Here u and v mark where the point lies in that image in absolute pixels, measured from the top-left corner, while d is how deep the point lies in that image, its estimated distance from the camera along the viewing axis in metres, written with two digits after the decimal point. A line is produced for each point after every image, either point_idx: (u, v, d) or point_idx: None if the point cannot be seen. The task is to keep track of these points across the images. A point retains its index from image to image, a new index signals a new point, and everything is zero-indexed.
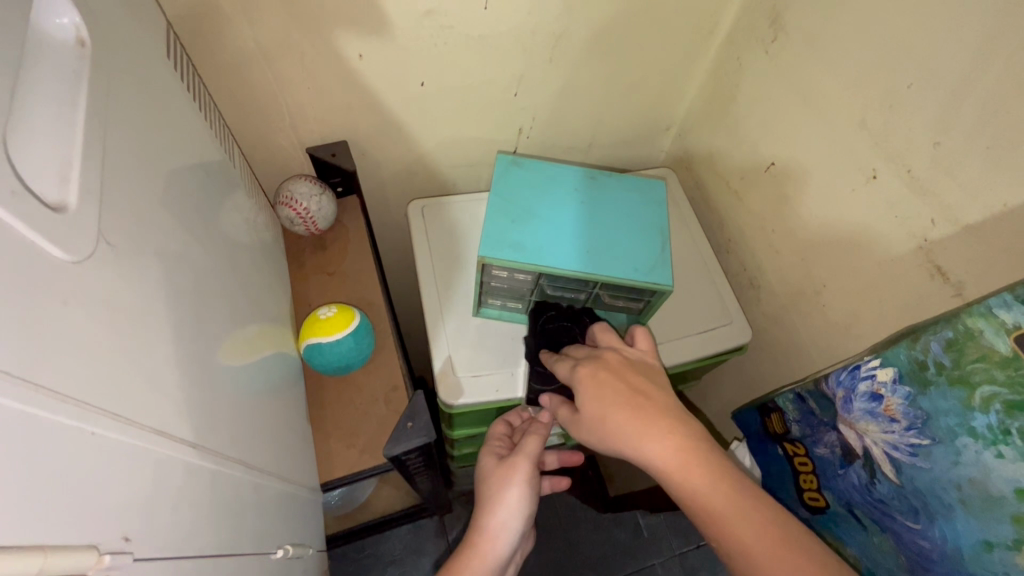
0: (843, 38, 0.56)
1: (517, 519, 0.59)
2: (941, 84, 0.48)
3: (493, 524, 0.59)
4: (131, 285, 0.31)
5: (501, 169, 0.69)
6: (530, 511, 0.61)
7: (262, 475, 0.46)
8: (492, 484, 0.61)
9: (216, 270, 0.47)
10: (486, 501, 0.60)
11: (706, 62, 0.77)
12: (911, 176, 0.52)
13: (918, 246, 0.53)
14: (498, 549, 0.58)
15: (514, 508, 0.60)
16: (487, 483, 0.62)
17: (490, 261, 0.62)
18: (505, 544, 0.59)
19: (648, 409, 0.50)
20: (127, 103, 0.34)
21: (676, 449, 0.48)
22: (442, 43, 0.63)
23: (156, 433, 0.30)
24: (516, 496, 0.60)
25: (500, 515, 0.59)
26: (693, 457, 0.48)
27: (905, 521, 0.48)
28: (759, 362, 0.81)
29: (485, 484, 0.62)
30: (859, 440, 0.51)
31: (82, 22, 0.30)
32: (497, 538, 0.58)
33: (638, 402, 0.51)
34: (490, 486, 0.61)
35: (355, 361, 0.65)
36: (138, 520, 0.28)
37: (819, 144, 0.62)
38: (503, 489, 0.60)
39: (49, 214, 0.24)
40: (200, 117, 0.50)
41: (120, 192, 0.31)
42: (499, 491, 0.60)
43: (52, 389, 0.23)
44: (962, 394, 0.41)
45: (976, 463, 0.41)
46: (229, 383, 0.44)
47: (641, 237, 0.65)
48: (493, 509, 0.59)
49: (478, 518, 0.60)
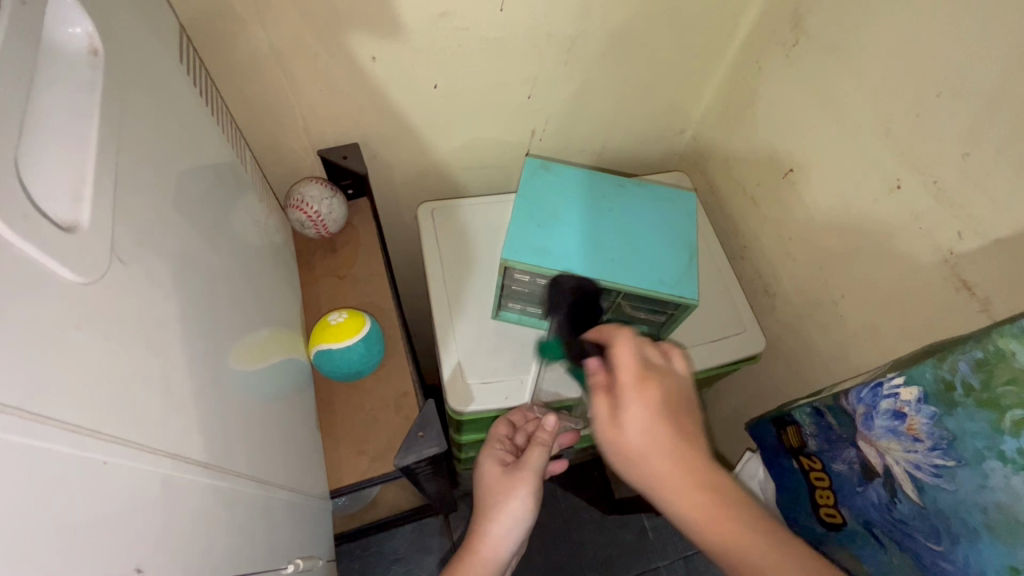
0: (869, 42, 0.55)
1: (517, 529, 0.58)
2: (974, 94, 0.47)
3: (494, 534, 0.57)
4: (144, 304, 0.30)
5: (531, 172, 0.68)
6: (531, 521, 0.60)
7: (271, 488, 0.46)
8: (496, 491, 0.59)
9: (228, 279, 0.46)
10: (487, 509, 0.59)
11: (725, 65, 0.75)
12: (938, 187, 0.51)
13: (943, 259, 0.52)
14: (498, 557, 0.57)
15: (516, 517, 0.58)
16: (489, 490, 0.60)
17: (512, 264, 0.61)
18: (504, 552, 0.57)
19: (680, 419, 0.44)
20: (139, 111, 0.33)
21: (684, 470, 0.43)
22: (456, 45, 0.62)
23: (168, 456, 0.30)
24: (518, 506, 0.58)
25: (501, 524, 0.57)
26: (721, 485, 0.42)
27: (926, 543, 0.47)
28: (772, 370, 0.80)
29: (487, 491, 0.60)
30: (880, 457, 0.50)
31: (95, 30, 0.28)
32: (498, 546, 0.57)
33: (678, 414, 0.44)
34: (492, 494, 0.59)
35: (364, 368, 0.64)
36: (150, 549, 0.28)
37: (840, 152, 0.60)
38: (506, 499, 0.59)
39: (64, 237, 0.23)
40: (211, 120, 0.49)
41: (132, 205, 0.30)
42: (502, 501, 0.58)
43: (64, 421, 0.22)
44: (991, 416, 0.40)
45: (1003, 487, 0.39)
46: (242, 390, 0.44)
47: (668, 248, 0.64)
48: (493, 520, 0.58)
49: (478, 526, 0.58)
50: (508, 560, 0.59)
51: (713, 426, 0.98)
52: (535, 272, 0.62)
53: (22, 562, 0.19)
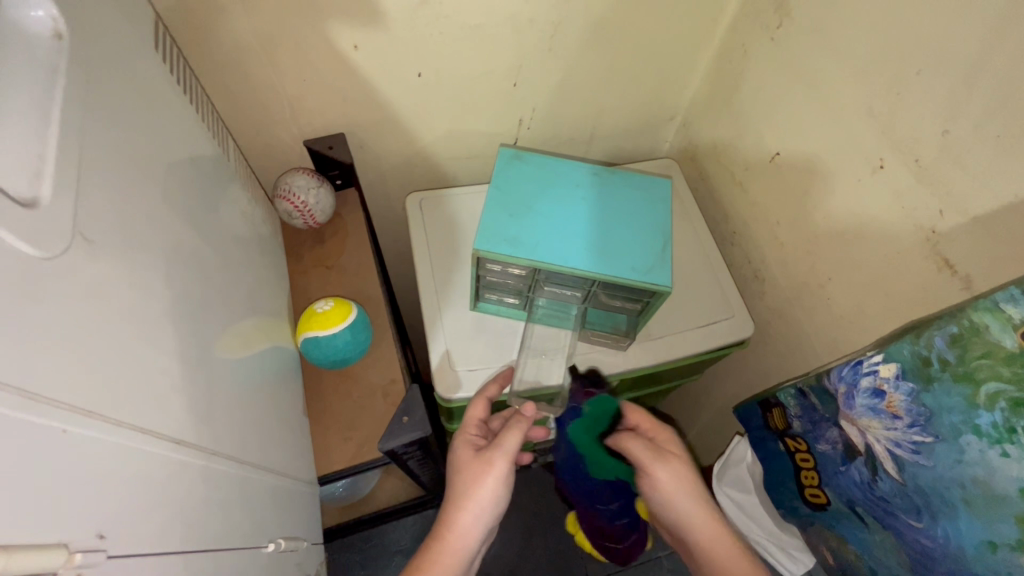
0: (849, 22, 0.55)
1: (485, 517, 0.57)
2: (952, 70, 0.47)
3: (462, 522, 0.56)
4: (115, 281, 0.30)
5: (505, 162, 0.68)
6: (500, 506, 0.59)
7: (255, 469, 0.46)
8: (464, 480, 0.58)
9: (213, 266, 0.47)
10: (455, 496, 0.58)
11: (711, 50, 0.75)
12: (919, 165, 0.51)
13: (926, 238, 0.52)
14: (464, 547, 0.56)
15: (485, 504, 0.57)
16: (458, 476, 0.59)
17: (485, 255, 0.61)
18: (471, 540, 0.57)
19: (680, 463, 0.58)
20: (110, 97, 0.34)
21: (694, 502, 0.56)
22: (437, 33, 0.62)
23: (136, 431, 0.30)
24: (488, 492, 0.57)
25: (469, 512, 0.57)
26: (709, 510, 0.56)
27: (907, 520, 0.47)
28: (763, 355, 0.80)
29: (456, 476, 0.59)
30: (861, 436, 0.50)
31: (58, 13, 0.29)
32: (465, 535, 0.57)
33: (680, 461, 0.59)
34: (460, 481, 0.58)
35: (351, 355, 0.65)
36: (113, 520, 0.27)
37: (823, 133, 0.60)
38: (474, 486, 0.57)
39: (18, 208, 0.23)
40: (192, 110, 0.50)
41: (104, 189, 0.31)
42: (470, 489, 0.57)
43: (20, 386, 0.22)
44: (966, 391, 0.40)
45: (979, 462, 0.40)
46: (228, 376, 0.44)
47: (644, 236, 0.63)
48: (462, 508, 0.57)
49: (445, 513, 0.57)
50: (475, 548, 0.59)
51: (708, 413, 0.99)
52: (509, 262, 0.62)
53: None
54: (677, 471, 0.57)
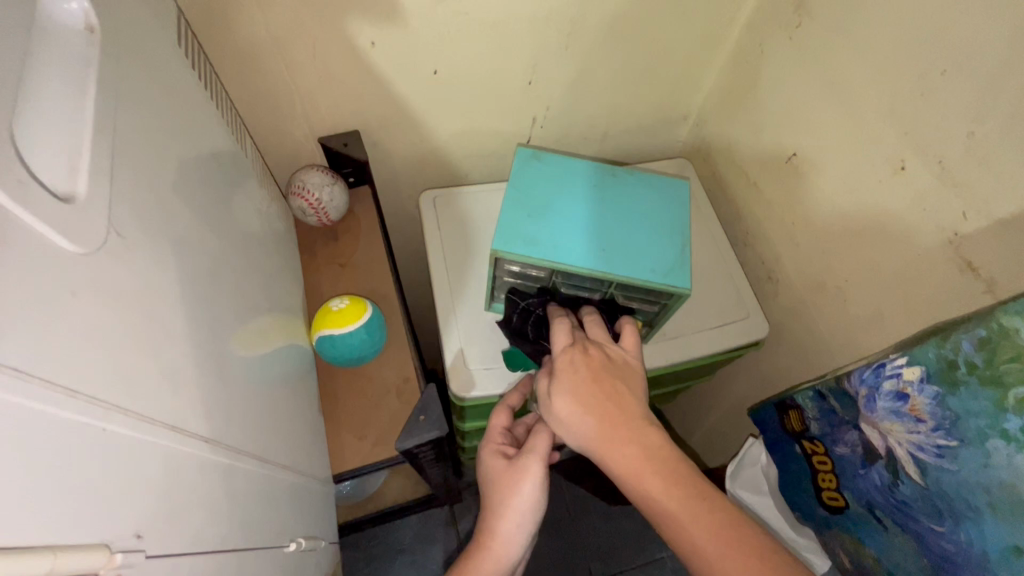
0: (870, 22, 0.54)
1: (526, 524, 0.57)
2: (978, 71, 0.46)
3: (504, 531, 0.57)
4: (142, 278, 0.30)
5: (522, 162, 0.68)
6: (541, 510, 0.59)
7: (273, 466, 0.46)
8: (499, 490, 0.58)
9: (230, 263, 0.46)
10: (494, 507, 0.58)
11: (726, 49, 0.75)
12: (943, 167, 0.50)
13: (948, 240, 0.51)
14: (510, 554, 0.57)
15: (526, 512, 0.57)
16: (494, 486, 0.59)
17: (502, 256, 0.61)
18: (516, 546, 0.57)
19: (606, 408, 0.49)
20: (137, 91, 0.33)
21: (579, 408, 0.49)
22: (455, 29, 0.62)
23: (166, 427, 0.30)
24: (525, 501, 0.57)
25: (509, 521, 0.57)
26: (650, 464, 0.46)
27: (928, 524, 0.47)
28: (776, 357, 0.80)
29: (491, 487, 0.59)
30: (882, 439, 0.49)
31: (91, 7, 0.29)
32: (509, 542, 0.57)
33: (604, 408, 0.49)
34: (496, 492, 0.58)
35: (366, 353, 0.65)
36: (147, 517, 0.27)
37: (843, 134, 0.60)
38: (510, 496, 0.57)
39: (57, 204, 0.23)
40: (211, 104, 0.50)
41: (131, 185, 0.31)
42: (507, 498, 0.57)
43: (65, 386, 0.22)
44: (994, 394, 0.39)
45: (1006, 466, 0.39)
46: (244, 373, 0.44)
47: (661, 238, 0.63)
48: (502, 517, 0.57)
49: (486, 523, 0.58)
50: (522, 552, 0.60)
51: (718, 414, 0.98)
52: (527, 263, 0.61)
53: (21, 517, 0.20)
54: (559, 410, 0.50)
